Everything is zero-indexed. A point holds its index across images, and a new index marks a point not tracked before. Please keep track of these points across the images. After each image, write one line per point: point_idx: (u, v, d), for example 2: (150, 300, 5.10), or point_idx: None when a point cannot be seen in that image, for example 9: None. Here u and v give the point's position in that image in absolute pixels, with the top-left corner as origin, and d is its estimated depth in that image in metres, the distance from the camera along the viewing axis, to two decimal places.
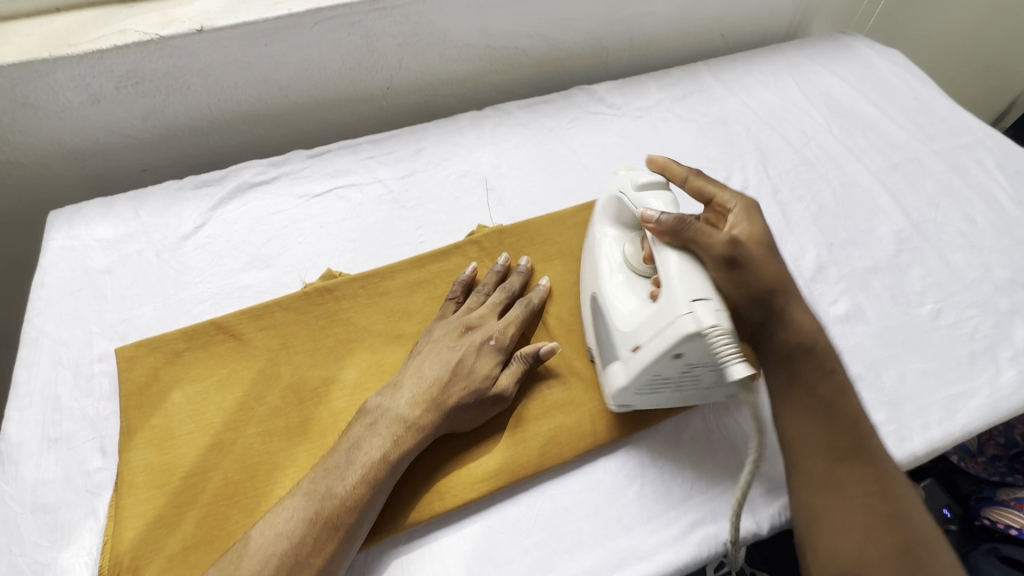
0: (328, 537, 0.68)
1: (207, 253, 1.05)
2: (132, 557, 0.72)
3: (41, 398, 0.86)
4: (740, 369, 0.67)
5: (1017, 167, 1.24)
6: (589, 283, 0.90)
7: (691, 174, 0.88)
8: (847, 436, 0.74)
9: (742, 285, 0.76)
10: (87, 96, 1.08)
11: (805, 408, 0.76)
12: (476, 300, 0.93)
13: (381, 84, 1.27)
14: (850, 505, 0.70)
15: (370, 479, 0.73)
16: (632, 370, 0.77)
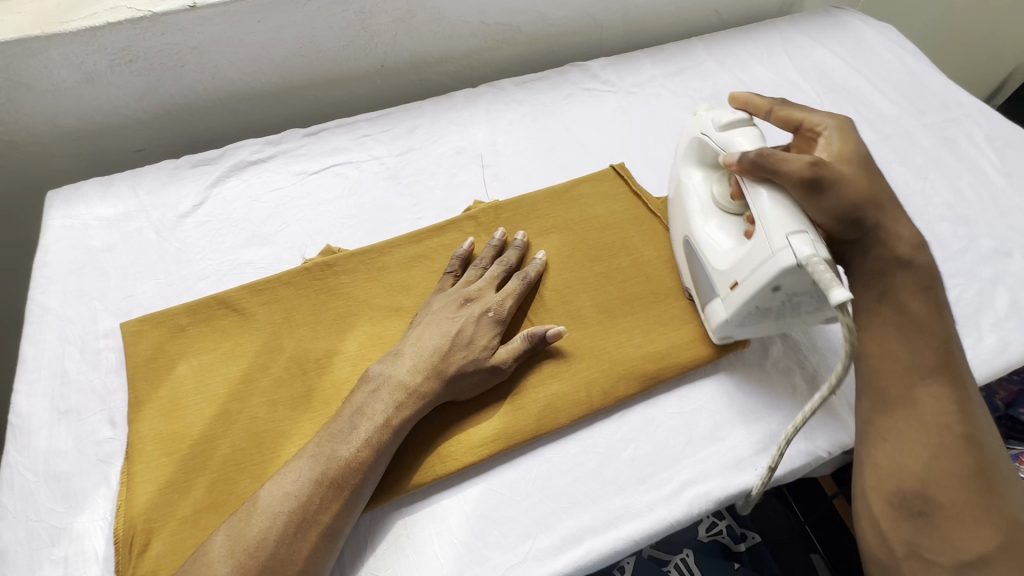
0: (333, 497, 0.72)
1: (207, 231, 1.06)
2: (145, 519, 0.74)
3: (49, 372, 0.88)
4: (841, 294, 0.69)
5: (1005, 140, 1.26)
6: (679, 225, 0.97)
7: (776, 104, 0.91)
8: (932, 352, 0.77)
9: (832, 207, 0.79)
10: (81, 74, 1.08)
11: (894, 324, 0.79)
12: (474, 272, 0.94)
13: (375, 62, 1.27)
14: (923, 423, 0.74)
15: (374, 443, 0.76)
16: (733, 303, 0.83)
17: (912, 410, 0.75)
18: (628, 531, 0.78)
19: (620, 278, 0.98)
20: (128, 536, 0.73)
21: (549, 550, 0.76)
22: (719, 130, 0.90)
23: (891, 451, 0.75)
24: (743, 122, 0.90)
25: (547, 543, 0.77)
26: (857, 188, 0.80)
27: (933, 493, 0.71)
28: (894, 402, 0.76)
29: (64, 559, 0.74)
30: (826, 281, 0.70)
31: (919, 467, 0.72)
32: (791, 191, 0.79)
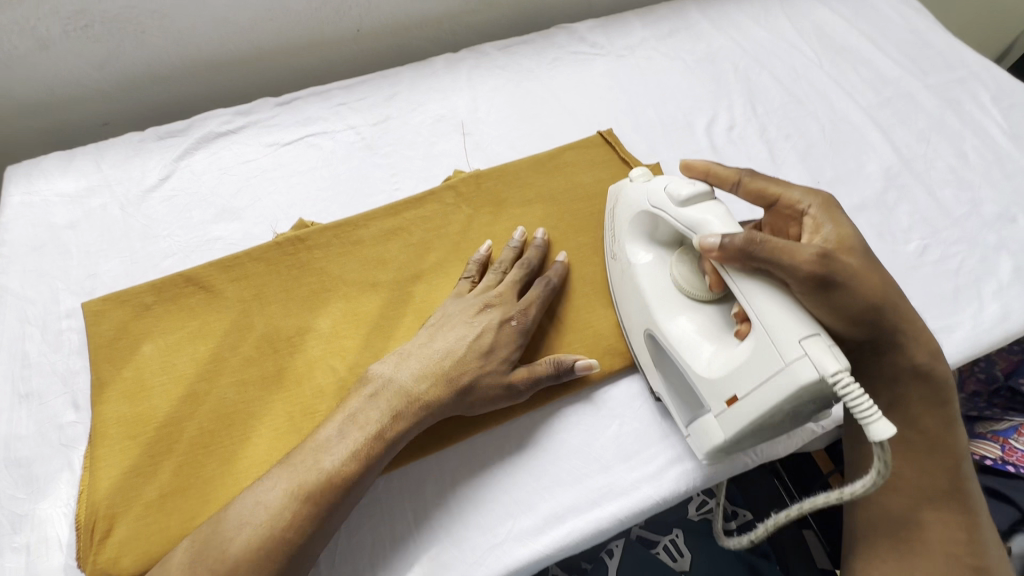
0: (311, 515, 0.66)
1: (174, 206, 1.01)
2: (107, 505, 0.71)
3: (9, 354, 0.84)
4: (883, 429, 0.55)
5: (1012, 101, 1.20)
6: (634, 318, 0.81)
7: (745, 175, 0.78)
8: (943, 477, 0.73)
9: (839, 304, 0.66)
10: (35, 41, 1.02)
11: (905, 444, 0.75)
12: (494, 276, 0.86)
13: (350, 26, 1.20)
14: (932, 551, 0.71)
15: (363, 456, 0.70)
16: (730, 427, 0.68)
17: (910, 503, 0.73)
18: (612, 510, 0.75)
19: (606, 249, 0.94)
20: (89, 523, 0.70)
21: (529, 531, 0.73)
22: (677, 205, 0.73)
23: (899, 573, 0.70)
24: (706, 197, 0.73)
25: (528, 524, 0.74)
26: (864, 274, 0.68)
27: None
28: (903, 527, 0.72)
29: (25, 547, 0.71)
30: (863, 411, 0.56)
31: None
32: (796, 291, 0.64)
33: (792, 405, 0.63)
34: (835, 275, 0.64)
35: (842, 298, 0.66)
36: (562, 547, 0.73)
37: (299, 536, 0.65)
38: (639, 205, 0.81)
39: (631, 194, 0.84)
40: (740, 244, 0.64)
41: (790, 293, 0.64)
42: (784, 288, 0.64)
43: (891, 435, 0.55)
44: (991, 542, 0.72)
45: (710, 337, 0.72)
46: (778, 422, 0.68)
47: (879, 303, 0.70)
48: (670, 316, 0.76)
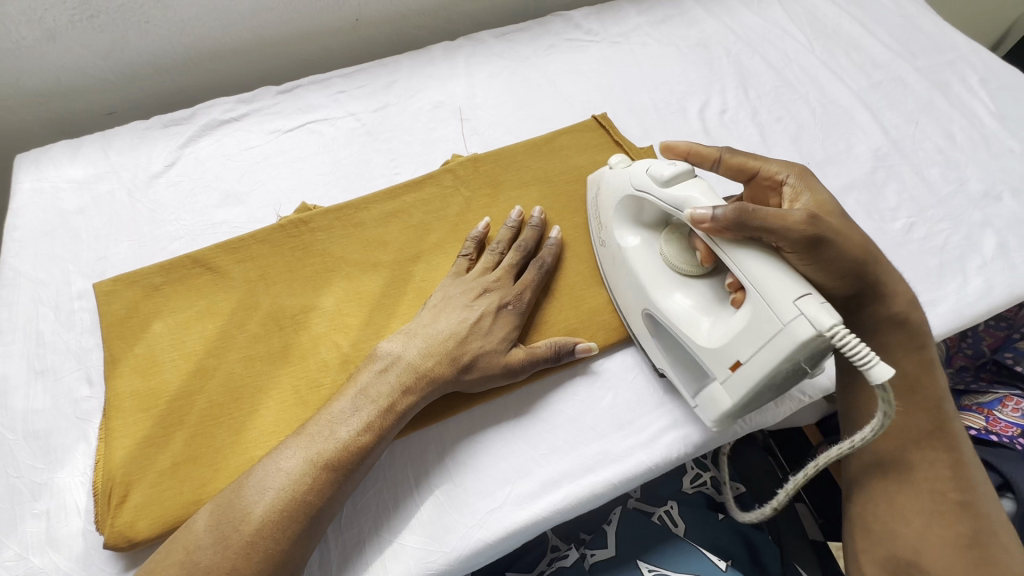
0: (328, 481, 0.69)
1: (180, 191, 1.03)
2: (123, 473, 0.75)
3: (24, 333, 0.88)
4: (881, 372, 0.58)
5: (1000, 83, 1.22)
6: (631, 300, 0.84)
7: (724, 153, 0.82)
8: (928, 419, 0.77)
9: (825, 261, 0.70)
10: (42, 31, 1.04)
11: (887, 389, 0.79)
12: (491, 257, 0.88)
13: (349, 16, 1.23)
14: (917, 486, 0.75)
15: (375, 427, 0.73)
16: (737, 392, 0.70)
17: (904, 453, 0.76)
18: (606, 475, 0.78)
19: None
20: (106, 489, 0.74)
21: (528, 495, 0.77)
22: (659, 186, 0.76)
23: (885, 508, 0.75)
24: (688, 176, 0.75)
25: (527, 488, 0.77)
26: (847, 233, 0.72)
27: (922, 558, 0.71)
28: (888, 464, 0.77)
29: (44, 514, 0.74)
30: (861, 357, 0.59)
31: (913, 526, 0.73)
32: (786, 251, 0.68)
33: (793, 366, 0.65)
34: (823, 235, 0.68)
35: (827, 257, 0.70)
36: (561, 508, 0.76)
37: (316, 502, 0.68)
38: (623, 188, 0.84)
39: (613, 177, 0.87)
40: (737, 216, 0.65)
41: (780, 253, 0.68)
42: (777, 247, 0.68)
43: (891, 376, 0.58)
44: (978, 477, 0.75)
45: (705, 312, 0.75)
46: (780, 385, 0.70)
47: (869, 262, 0.74)
48: (663, 289, 0.79)
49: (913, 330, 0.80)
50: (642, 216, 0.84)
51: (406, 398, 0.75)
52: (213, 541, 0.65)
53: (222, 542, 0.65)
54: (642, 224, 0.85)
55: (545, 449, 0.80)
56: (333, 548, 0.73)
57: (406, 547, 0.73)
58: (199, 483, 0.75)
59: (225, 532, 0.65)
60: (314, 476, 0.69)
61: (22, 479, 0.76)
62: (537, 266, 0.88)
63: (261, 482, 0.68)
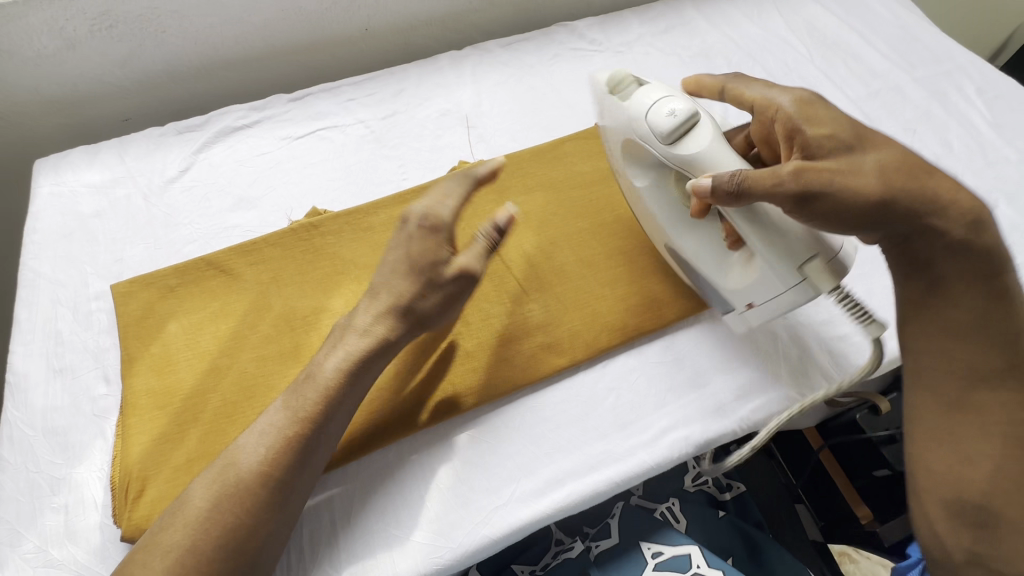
0: (289, 452, 0.71)
1: (194, 195, 1.06)
2: (139, 468, 0.77)
3: (44, 333, 0.90)
4: (876, 328, 0.77)
5: (997, 92, 1.24)
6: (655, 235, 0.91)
7: (728, 83, 0.86)
8: (998, 357, 0.75)
9: (841, 222, 0.72)
10: (62, 41, 1.08)
11: (954, 341, 0.76)
12: (446, 253, 0.79)
13: (359, 26, 1.26)
14: (983, 433, 0.75)
15: (328, 395, 0.73)
16: (754, 321, 0.85)
17: (977, 396, 0.76)
18: (609, 474, 0.80)
19: (604, 230, 0.98)
20: (123, 484, 0.76)
21: (532, 492, 0.79)
22: (663, 138, 0.75)
23: (952, 454, 0.76)
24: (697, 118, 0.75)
25: (531, 486, 0.79)
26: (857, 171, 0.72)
27: (994, 505, 0.73)
28: (957, 408, 0.76)
29: (63, 508, 0.76)
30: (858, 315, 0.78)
31: (985, 474, 0.74)
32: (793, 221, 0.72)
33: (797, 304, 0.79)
34: (830, 189, 0.70)
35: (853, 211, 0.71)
36: (560, 503, 0.78)
37: (280, 474, 0.70)
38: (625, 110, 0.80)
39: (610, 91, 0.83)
40: (727, 179, 0.70)
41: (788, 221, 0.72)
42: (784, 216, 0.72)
43: (883, 329, 0.77)
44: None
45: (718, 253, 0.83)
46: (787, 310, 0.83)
47: (891, 194, 0.72)
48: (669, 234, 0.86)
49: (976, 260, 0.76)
50: (635, 144, 0.82)
51: (351, 364, 0.75)
52: (197, 524, 0.67)
53: (204, 523, 0.67)
54: (640, 158, 0.84)
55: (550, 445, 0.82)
56: (341, 542, 0.75)
57: (414, 543, 0.75)
58: None
59: (203, 512, 0.67)
60: (278, 449, 0.70)
61: (42, 473, 0.78)
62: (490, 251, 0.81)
63: (232, 460, 0.70)
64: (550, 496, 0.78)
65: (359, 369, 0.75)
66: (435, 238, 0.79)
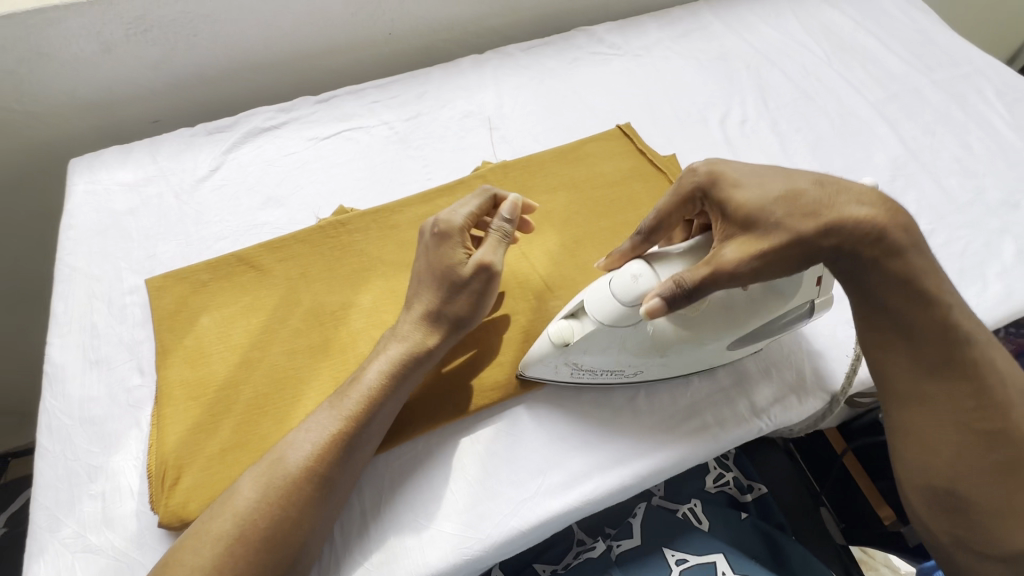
0: (340, 449, 0.73)
1: (224, 194, 1.09)
2: (175, 456, 0.79)
3: (80, 326, 0.92)
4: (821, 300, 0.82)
5: (1016, 96, 1.25)
6: (695, 356, 0.81)
7: (636, 238, 0.78)
8: (936, 351, 0.72)
9: (797, 247, 0.68)
10: (99, 44, 1.11)
11: (895, 340, 0.74)
12: (462, 254, 0.81)
13: (383, 30, 1.29)
14: (944, 423, 0.73)
15: (376, 395, 0.76)
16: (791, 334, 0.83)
17: (952, 388, 0.73)
18: (636, 468, 0.81)
19: (626, 231, 1.01)
20: (160, 471, 0.78)
21: (559, 485, 0.79)
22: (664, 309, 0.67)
23: (914, 444, 0.75)
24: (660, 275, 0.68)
25: (559, 479, 0.80)
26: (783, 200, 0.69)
27: (961, 489, 0.72)
28: (920, 402, 0.74)
29: (99, 495, 0.78)
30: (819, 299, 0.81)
31: (946, 458, 0.73)
32: (769, 271, 0.69)
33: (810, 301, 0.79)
34: (777, 232, 0.68)
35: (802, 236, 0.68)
36: (583, 495, 0.79)
37: (323, 469, 0.72)
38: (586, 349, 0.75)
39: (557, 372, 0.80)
40: (682, 296, 0.67)
41: (763, 274, 0.69)
42: (760, 275, 0.69)
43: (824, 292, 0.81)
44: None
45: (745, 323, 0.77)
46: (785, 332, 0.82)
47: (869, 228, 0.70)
48: (709, 343, 0.77)
49: (922, 251, 0.72)
50: (621, 333, 0.73)
51: (393, 368, 0.78)
52: (244, 518, 0.68)
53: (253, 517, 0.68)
54: (621, 336, 0.74)
55: (571, 438, 0.83)
56: (374, 535, 0.76)
57: (442, 533, 0.76)
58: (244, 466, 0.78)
59: (252, 506, 0.69)
60: (325, 445, 0.72)
61: (80, 461, 0.80)
62: (498, 244, 0.82)
63: (278, 455, 0.72)
64: (571, 489, 0.79)
65: (400, 373, 0.78)
66: (449, 245, 0.81)
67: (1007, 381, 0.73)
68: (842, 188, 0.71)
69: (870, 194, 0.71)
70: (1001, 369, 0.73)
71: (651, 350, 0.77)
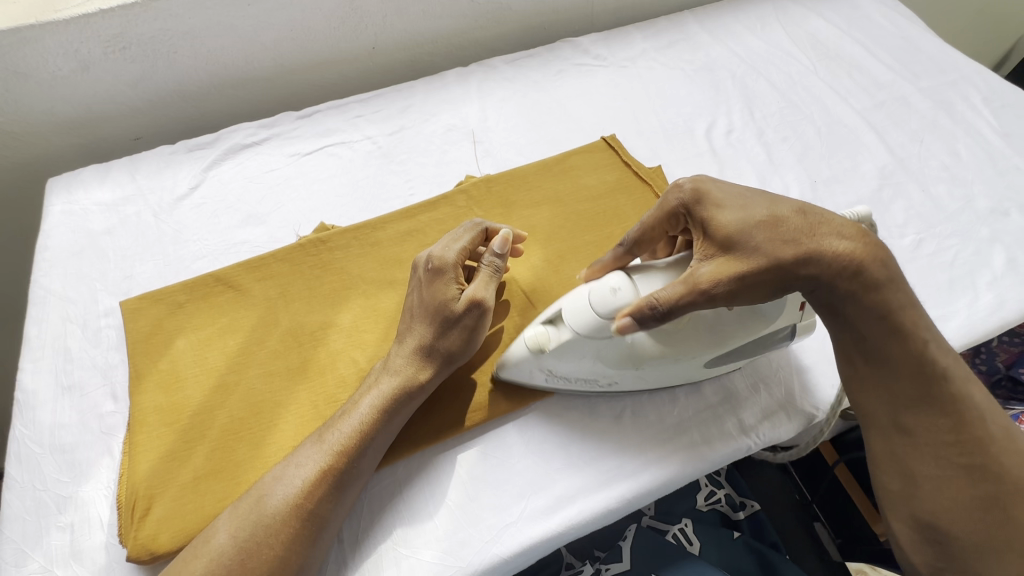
0: (328, 488, 0.71)
1: (203, 212, 1.07)
2: (146, 486, 0.76)
3: (53, 350, 0.90)
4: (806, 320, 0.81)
5: (1004, 102, 1.24)
6: (678, 371, 0.79)
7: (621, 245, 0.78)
8: (913, 382, 0.70)
9: (773, 273, 0.68)
10: (77, 63, 1.10)
11: (866, 371, 0.73)
12: (454, 290, 0.81)
13: (367, 44, 1.28)
14: (922, 453, 0.70)
15: (365, 430, 0.75)
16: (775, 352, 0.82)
17: (931, 419, 0.70)
18: (622, 490, 0.79)
19: (611, 245, 0.99)
20: (130, 502, 0.75)
21: (542, 510, 0.77)
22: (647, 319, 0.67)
23: (895, 474, 0.72)
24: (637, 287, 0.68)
25: (542, 504, 0.77)
26: (766, 223, 0.69)
27: (944, 525, 0.68)
28: (898, 431, 0.71)
29: (68, 526, 0.76)
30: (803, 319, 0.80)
31: (928, 491, 0.69)
32: (745, 294, 0.69)
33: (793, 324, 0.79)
34: (756, 256, 0.68)
35: (779, 260, 0.67)
36: (567, 519, 0.77)
37: (311, 505, 0.70)
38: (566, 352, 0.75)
39: (538, 371, 0.80)
40: (655, 316, 0.66)
41: (739, 297, 0.69)
42: (738, 298, 0.68)
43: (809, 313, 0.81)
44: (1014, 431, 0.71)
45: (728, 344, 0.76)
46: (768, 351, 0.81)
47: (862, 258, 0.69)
48: (683, 360, 0.75)
49: (898, 281, 0.71)
50: (599, 344, 0.72)
51: (386, 403, 0.76)
52: (231, 558, 0.67)
53: (241, 556, 0.67)
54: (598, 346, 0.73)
55: (554, 460, 0.81)
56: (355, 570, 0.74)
57: (421, 561, 0.74)
58: (221, 497, 0.76)
59: (239, 545, 0.67)
60: (315, 482, 0.71)
61: (49, 490, 0.78)
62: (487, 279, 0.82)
63: (265, 492, 0.71)
64: (553, 513, 0.77)
65: (392, 408, 0.76)
66: (441, 280, 0.81)
67: (988, 416, 0.70)
68: (824, 218, 0.71)
69: (849, 227, 0.71)
70: (981, 404, 0.71)
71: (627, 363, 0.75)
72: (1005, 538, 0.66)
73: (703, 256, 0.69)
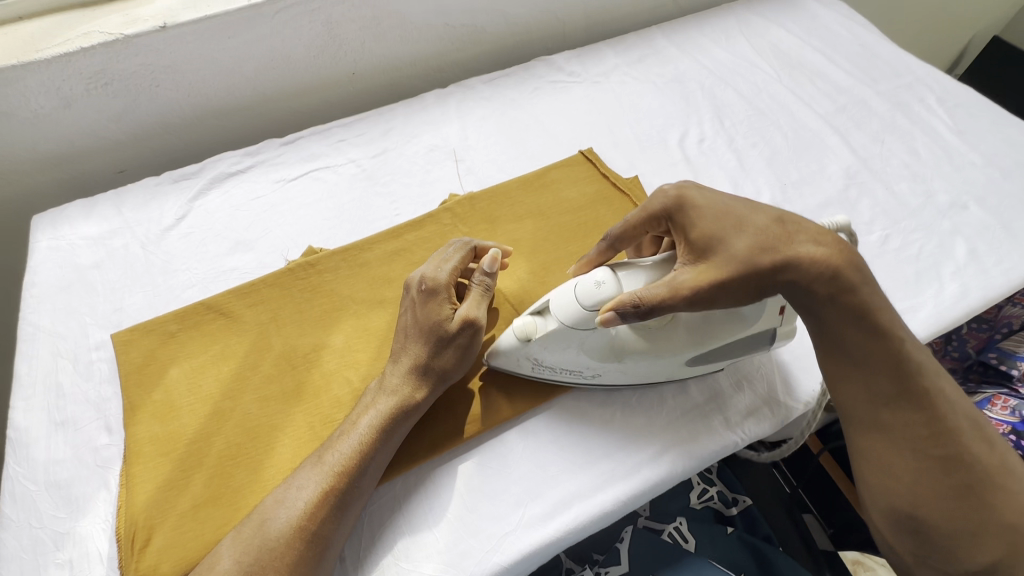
0: (331, 509, 0.72)
1: (191, 241, 1.08)
2: (145, 516, 0.77)
3: (44, 386, 0.90)
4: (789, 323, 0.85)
5: (956, 101, 1.31)
6: (667, 367, 0.82)
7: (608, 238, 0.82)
8: (889, 379, 0.74)
9: (751, 276, 0.72)
10: (59, 100, 1.11)
11: (849, 369, 0.76)
12: (447, 310, 0.83)
13: (347, 70, 1.31)
14: (901, 448, 0.73)
15: (365, 450, 0.76)
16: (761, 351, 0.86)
17: (906, 414, 0.73)
18: (616, 493, 0.81)
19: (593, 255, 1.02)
20: (129, 535, 0.76)
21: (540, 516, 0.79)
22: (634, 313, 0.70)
23: (876, 470, 0.75)
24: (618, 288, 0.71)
25: (539, 510, 0.79)
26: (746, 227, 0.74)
27: (924, 514, 0.71)
28: (875, 427, 0.75)
29: (66, 562, 0.76)
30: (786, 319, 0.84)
31: (907, 483, 0.72)
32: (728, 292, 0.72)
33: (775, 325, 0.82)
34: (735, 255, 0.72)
35: (760, 263, 0.71)
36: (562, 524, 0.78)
37: (314, 527, 0.71)
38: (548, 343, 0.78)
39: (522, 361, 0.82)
40: (639, 311, 0.70)
41: (721, 295, 0.72)
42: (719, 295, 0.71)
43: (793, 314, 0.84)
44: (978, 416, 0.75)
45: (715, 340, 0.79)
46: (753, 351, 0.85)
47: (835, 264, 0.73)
48: (664, 356, 0.78)
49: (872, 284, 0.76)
50: (585, 335, 0.76)
51: (384, 421, 0.78)
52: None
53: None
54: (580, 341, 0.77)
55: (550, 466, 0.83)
56: None
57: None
58: (222, 524, 0.77)
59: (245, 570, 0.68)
60: (318, 503, 0.72)
61: (47, 524, 0.78)
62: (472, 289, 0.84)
63: (267, 516, 0.71)
64: (548, 519, 0.79)
65: (390, 425, 0.78)
66: (435, 301, 0.83)
67: (959, 408, 0.74)
68: (799, 227, 0.75)
69: (824, 234, 0.76)
70: (952, 396, 0.74)
71: (609, 358, 0.79)
72: (976, 523, 0.70)
73: (685, 262, 0.73)
